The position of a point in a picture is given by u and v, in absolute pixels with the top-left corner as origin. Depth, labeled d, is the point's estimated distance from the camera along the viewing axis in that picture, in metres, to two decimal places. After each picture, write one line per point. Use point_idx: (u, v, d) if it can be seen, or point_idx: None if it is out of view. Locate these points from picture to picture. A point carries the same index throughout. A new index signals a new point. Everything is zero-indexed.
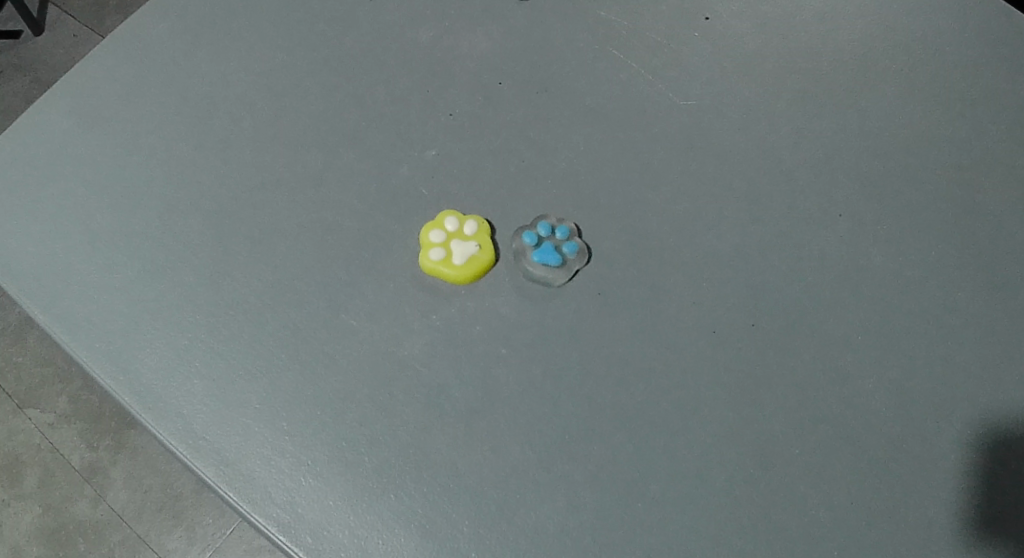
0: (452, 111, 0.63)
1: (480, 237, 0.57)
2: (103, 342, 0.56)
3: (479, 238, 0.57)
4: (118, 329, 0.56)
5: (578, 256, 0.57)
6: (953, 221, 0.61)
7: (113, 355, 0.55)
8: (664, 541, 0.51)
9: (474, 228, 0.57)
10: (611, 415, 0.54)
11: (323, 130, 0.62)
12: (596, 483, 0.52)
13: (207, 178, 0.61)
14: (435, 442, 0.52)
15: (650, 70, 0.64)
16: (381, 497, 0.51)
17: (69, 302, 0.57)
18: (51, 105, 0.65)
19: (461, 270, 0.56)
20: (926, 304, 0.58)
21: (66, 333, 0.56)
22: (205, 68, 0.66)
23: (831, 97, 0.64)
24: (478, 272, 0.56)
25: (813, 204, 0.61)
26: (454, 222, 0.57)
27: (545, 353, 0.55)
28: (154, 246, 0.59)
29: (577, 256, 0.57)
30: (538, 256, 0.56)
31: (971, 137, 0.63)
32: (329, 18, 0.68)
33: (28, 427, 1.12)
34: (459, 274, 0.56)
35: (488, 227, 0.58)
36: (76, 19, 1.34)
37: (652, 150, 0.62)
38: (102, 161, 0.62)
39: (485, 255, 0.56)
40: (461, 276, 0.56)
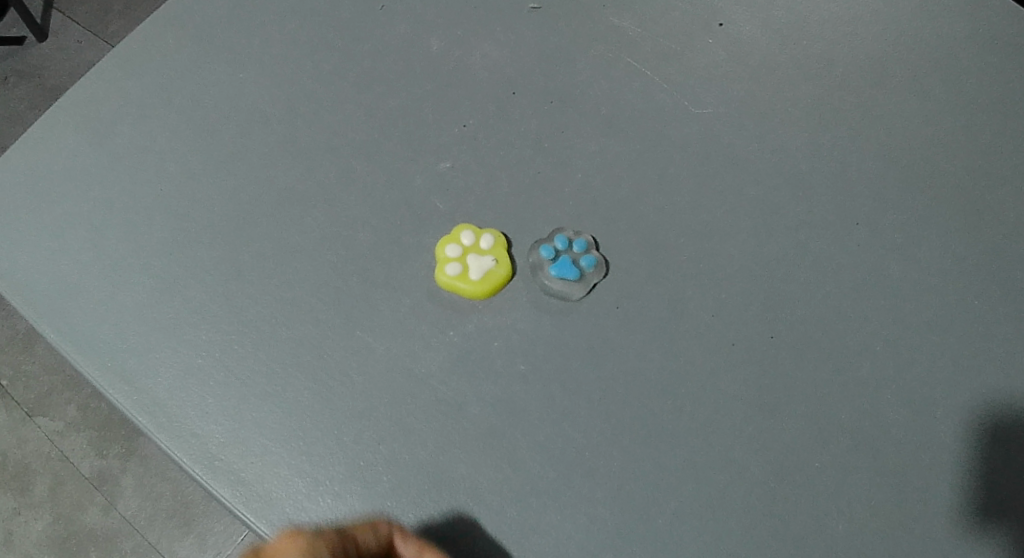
0: (464, 123, 0.62)
1: (497, 252, 0.57)
2: (116, 362, 0.56)
3: (496, 252, 0.57)
4: (131, 349, 0.56)
5: (596, 269, 0.57)
6: (975, 228, 0.60)
7: (126, 374, 0.55)
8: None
9: (490, 242, 0.57)
10: (632, 431, 0.53)
11: (334, 143, 0.62)
12: (617, 500, 0.51)
13: (218, 191, 0.61)
14: (453, 460, 0.52)
15: (663, 77, 0.64)
16: (399, 517, 0.50)
17: (80, 320, 0.57)
18: (60, 118, 0.65)
19: (479, 285, 0.55)
20: (949, 313, 0.57)
21: (78, 352, 0.56)
22: (214, 80, 0.65)
23: (848, 103, 0.63)
24: (496, 287, 0.56)
25: (832, 212, 0.60)
26: (470, 236, 0.57)
27: (564, 368, 0.54)
28: (165, 261, 0.58)
29: (594, 269, 0.57)
30: (556, 269, 0.56)
31: (992, 142, 0.62)
32: (339, 29, 0.67)
33: (38, 436, 1.12)
34: (477, 289, 0.55)
35: (504, 241, 0.57)
36: (81, 25, 1.34)
37: (667, 160, 0.61)
38: (112, 175, 0.62)
39: (503, 270, 0.56)
40: (478, 291, 0.55)
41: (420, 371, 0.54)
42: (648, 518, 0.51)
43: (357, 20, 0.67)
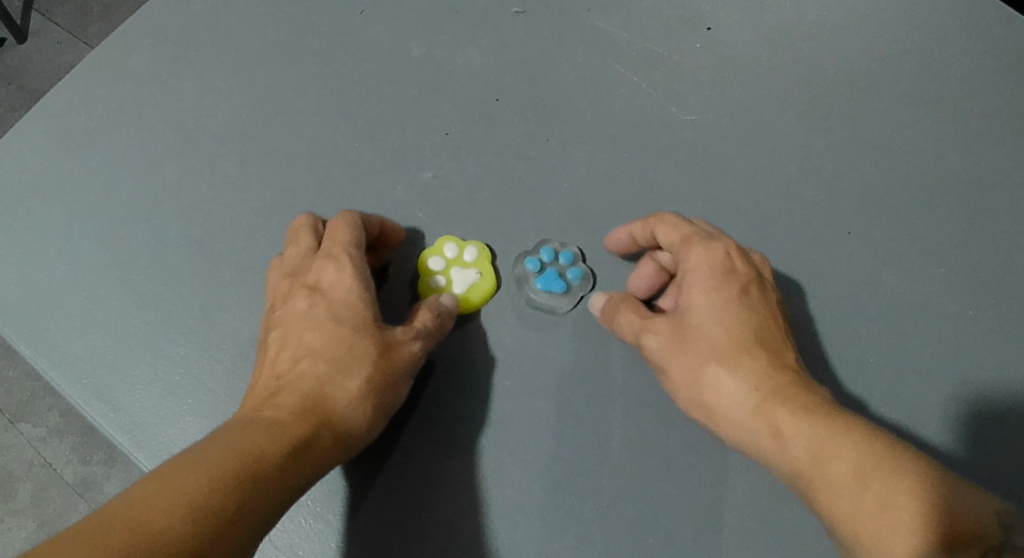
0: (448, 130, 0.61)
1: (479, 265, 0.56)
2: (93, 380, 0.56)
3: (479, 265, 0.56)
4: (109, 366, 0.56)
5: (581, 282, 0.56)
6: (965, 235, 0.59)
7: (103, 393, 0.55)
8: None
9: (474, 255, 0.57)
10: (619, 445, 0.52)
11: (316, 154, 0.61)
12: (604, 516, 0.51)
13: (197, 205, 0.61)
14: (438, 477, 0.52)
15: (650, 83, 0.63)
16: (384, 539, 0.51)
17: (58, 338, 0.57)
18: (40, 130, 0.64)
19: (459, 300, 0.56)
20: (940, 323, 0.57)
21: (55, 370, 0.56)
22: (194, 89, 0.65)
23: (836, 108, 0.62)
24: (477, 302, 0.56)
25: (820, 220, 0.59)
26: (452, 249, 0.57)
27: (550, 383, 0.54)
28: (148, 274, 0.59)
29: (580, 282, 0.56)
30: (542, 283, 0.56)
31: (984, 149, 0.61)
32: (320, 35, 0.66)
33: (20, 442, 1.10)
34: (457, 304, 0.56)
35: (488, 253, 0.57)
36: (61, 26, 1.31)
37: (654, 167, 0.60)
38: (92, 186, 0.62)
39: (484, 284, 0.56)
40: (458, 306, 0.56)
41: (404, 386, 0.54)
42: (635, 537, 0.50)
43: (339, 26, 0.66)
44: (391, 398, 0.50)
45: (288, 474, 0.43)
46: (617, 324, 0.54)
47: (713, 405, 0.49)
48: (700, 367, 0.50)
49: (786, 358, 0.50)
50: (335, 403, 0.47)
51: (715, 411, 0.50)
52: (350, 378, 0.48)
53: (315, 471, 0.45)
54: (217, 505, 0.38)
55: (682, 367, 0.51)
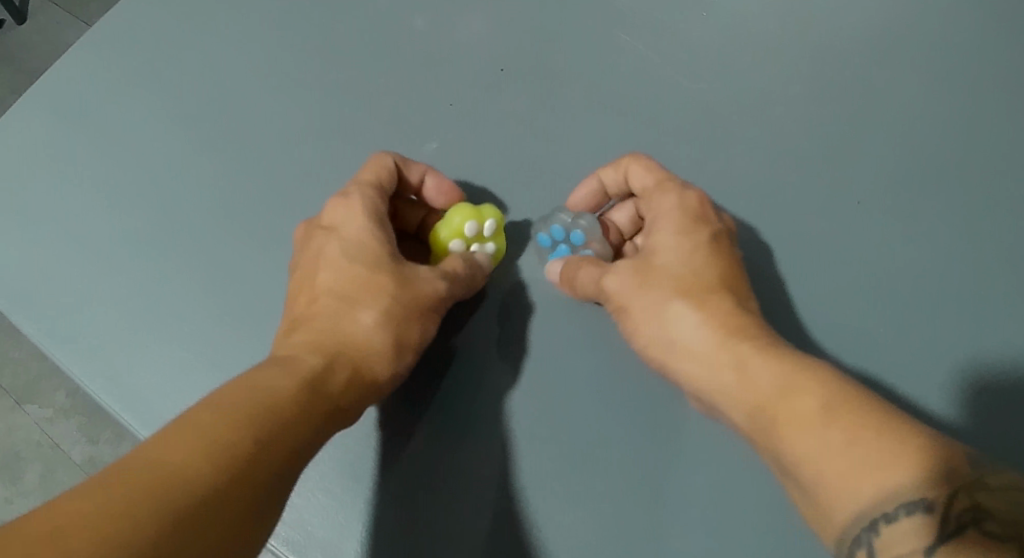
0: (452, 100, 0.62)
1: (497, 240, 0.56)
2: (96, 358, 0.56)
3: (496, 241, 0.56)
4: (112, 339, 0.56)
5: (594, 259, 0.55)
6: (989, 185, 0.56)
7: (108, 371, 0.55)
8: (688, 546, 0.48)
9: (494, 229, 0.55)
10: (624, 409, 0.52)
11: (321, 124, 0.62)
12: (610, 479, 0.50)
13: (201, 176, 0.61)
14: (441, 446, 0.52)
15: (654, 51, 0.63)
16: (388, 512, 0.51)
17: (60, 316, 0.57)
18: (47, 105, 0.65)
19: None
20: (965, 274, 0.54)
21: (58, 348, 0.56)
22: (200, 62, 0.65)
23: (844, 66, 0.61)
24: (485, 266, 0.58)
25: (831, 177, 0.57)
26: (475, 230, 0.54)
27: (555, 349, 0.54)
28: (152, 245, 0.59)
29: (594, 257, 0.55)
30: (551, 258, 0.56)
31: (1005, 99, 0.59)
32: (326, 7, 0.66)
33: (27, 423, 1.10)
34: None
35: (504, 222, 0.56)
36: (60, 6, 1.30)
37: (660, 133, 0.60)
38: (97, 160, 0.63)
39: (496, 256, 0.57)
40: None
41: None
42: (645, 501, 0.49)
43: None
44: (418, 335, 0.49)
45: (309, 404, 0.42)
46: (574, 280, 0.52)
47: (673, 352, 0.46)
48: (663, 316, 0.47)
49: (751, 304, 0.48)
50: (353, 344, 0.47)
51: (676, 363, 0.46)
52: (366, 317, 0.48)
53: (338, 404, 0.44)
54: (240, 436, 0.37)
55: (638, 314, 0.48)
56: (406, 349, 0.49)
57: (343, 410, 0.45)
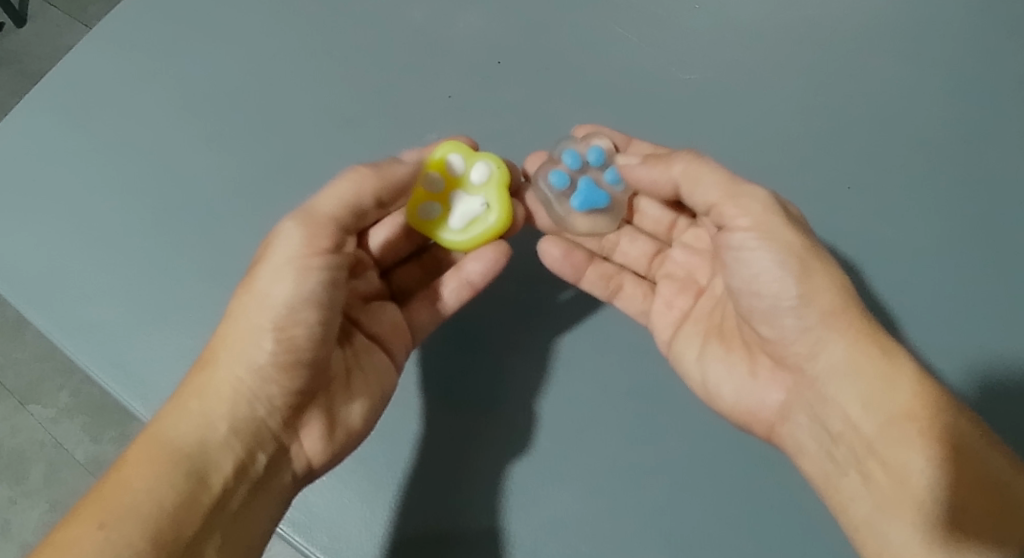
0: (451, 92, 0.67)
1: (494, 196, 0.56)
2: (129, 369, 0.60)
3: (490, 196, 0.56)
4: (133, 337, 0.61)
5: (590, 213, 0.57)
6: (947, 162, 0.63)
7: (138, 381, 0.60)
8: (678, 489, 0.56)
9: (481, 180, 0.56)
10: (618, 376, 0.59)
11: (333, 116, 0.67)
12: (607, 437, 0.57)
13: (225, 173, 0.67)
14: (453, 422, 0.58)
15: (642, 40, 0.67)
16: (394, 494, 0.56)
17: (95, 329, 0.62)
18: (79, 117, 0.71)
19: (454, 233, 0.56)
20: (924, 244, 0.60)
21: (92, 361, 0.61)
22: (219, 64, 0.71)
23: (816, 55, 0.66)
24: (479, 245, 0.56)
25: (805, 160, 0.63)
26: (459, 166, 0.57)
27: (553, 323, 0.61)
28: (181, 238, 0.65)
29: (593, 214, 0.57)
30: (557, 179, 0.56)
31: (963, 83, 0.65)
32: (337, 8, 0.72)
33: (31, 424, 1.06)
34: (447, 236, 0.56)
35: (498, 176, 0.56)
36: (59, 9, 1.31)
37: (648, 117, 0.65)
38: (132, 160, 0.69)
39: (493, 220, 0.55)
40: (450, 240, 0.56)
41: (429, 355, 0.60)
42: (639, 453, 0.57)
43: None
44: (276, 320, 0.48)
45: (160, 449, 0.45)
46: (693, 167, 0.51)
47: (818, 325, 0.49)
48: (815, 289, 0.48)
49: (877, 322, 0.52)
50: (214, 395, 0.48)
51: (822, 345, 0.49)
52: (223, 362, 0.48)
53: (204, 436, 0.47)
54: (79, 522, 0.42)
55: (775, 262, 0.48)
56: (267, 338, 0.48)
57: (218, 436, 0.47)
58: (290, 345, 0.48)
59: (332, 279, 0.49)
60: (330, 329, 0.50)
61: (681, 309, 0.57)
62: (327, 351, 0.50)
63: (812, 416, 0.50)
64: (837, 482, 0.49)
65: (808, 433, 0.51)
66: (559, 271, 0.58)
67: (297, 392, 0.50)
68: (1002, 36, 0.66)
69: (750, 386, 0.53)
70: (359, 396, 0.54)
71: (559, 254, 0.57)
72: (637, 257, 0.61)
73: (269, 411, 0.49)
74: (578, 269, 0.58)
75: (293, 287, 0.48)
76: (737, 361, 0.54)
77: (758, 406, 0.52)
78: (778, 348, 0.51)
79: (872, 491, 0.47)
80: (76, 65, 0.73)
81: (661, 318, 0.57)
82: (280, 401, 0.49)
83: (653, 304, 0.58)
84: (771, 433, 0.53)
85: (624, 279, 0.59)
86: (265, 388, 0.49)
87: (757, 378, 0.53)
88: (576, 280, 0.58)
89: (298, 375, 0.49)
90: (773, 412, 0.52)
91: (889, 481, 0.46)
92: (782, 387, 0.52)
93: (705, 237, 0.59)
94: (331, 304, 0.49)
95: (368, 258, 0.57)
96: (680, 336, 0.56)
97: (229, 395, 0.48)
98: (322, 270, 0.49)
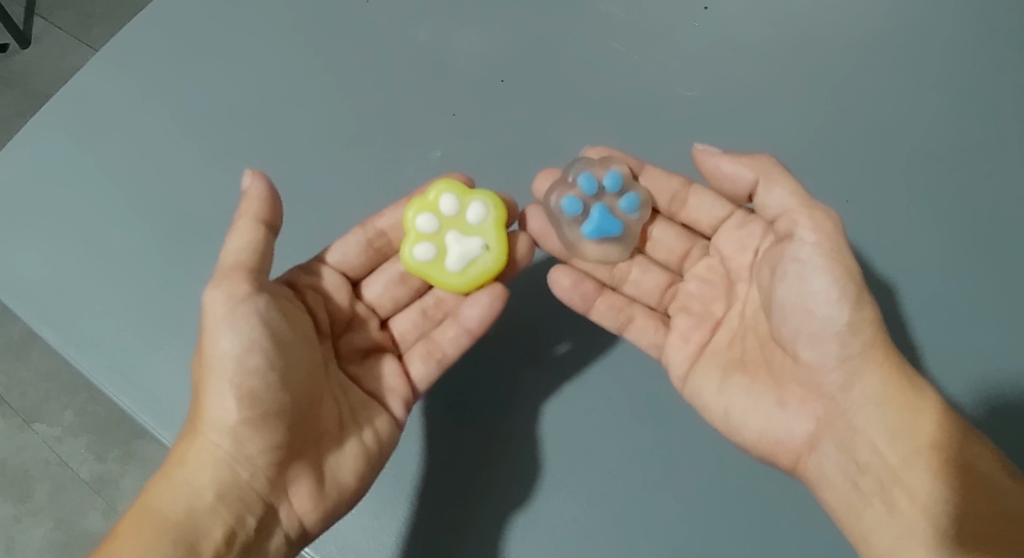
0: (456, 111, 0.67)
1: (492, 236, 0.57)
2: (143, 387, 0.61)
3: (487, 236, 0.57)
4: (145, 356, 0.62)
5: (601, 241, 0.58)
6: (951, 176, 0.63)
7: (152, 398, 0.60)
8: (684, 507, 0.56)
9: (476, 219, 0.57)
10: (624, 394, 0.59)
11: (338, 136, 0.68)
12: (615, 453, 0.58)
13: (231, 192, 0.67)
14: (461, 438, 0.59)
15: (646, 57, 0.68)
16: (403, 502, 0.58)
17: (107, 348, 0.62)
18: (86, 138, 0.72)
19: (452, 274, 0.56)
20: (928, 257, 0.60)
21: (106, 378, 0.61)
22: (225, 85, 0.72)
23: (819, 70, 0.66)
24: (478, 286, 0.57)
25: (809, 174, 0.63)
26: (453, 206, 0.57)
27: (560, 342, 0.62)
28: (187, 259, 0.65)
29: (604, 242, 0.58)
30: (570, 205, 0.57)
31: (966, 96, 0.65)
32: (342, 29, 0.72)
33: (36, 442, 1.06)
34: (446, 277, 0.56)
35: (495, 215, 0.57)
36: (64, 30, 1.32)
37: (653, 134, 0.65)
38: (138, 181, 0.69)
39: (492, 260, 0.56)
40: (448, 281, 0.56)
41: (450, 384, 0.61)
42: (645, 472, 0.57)
43: (359, 18, 0.72)
44: (233, 377, 0.47)
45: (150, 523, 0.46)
46: (775, 179, 0.51)
47: (857, 355, 0.49)
48: (861, 321, 0.49)
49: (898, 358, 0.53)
50: (194, 461, 0.48)
51: (857, 377, 0.50)
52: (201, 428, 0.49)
53: (192, 504, 0.47)
54: None
55: (835, 287, 0.48)
56: (228, 398, 0.47)
57: (205, 503, 0.47)
58: (252, 402, 0.47)
59: (269, 325, 0.48)
60: (293, 379, 0.49)
61: (698, 342, 0.56)
62: (301, 403, 0.49)
63: (841, 447, 0.50)
64: (860, 511, 0.49)
65: (835, 464, 0.51)
66: (568, 299, 0.57)
67: (277, 448, 0.49)
68: (1005, 49, 0.67)
69: (779, 416, 0.52)
70: (346, 444, 0.53)
71: (569, 283, 0.57)
72: (648, 289, 0.60)
73: (253, 472, 0.49)
74: (588, 298, 0.57)
75: (235, 341, 0.46)
76: (763, 391, 0.53)
77: (786, 437, 0.51)
78: (811, 377, 0.51)
79: (897, 520, 0.48)
80: (83, 86, 0.74)
81: (678, 350, 0.56)
82: (261, 460, 0.49)
83: (668, 337, 0.57)
84: (795, 466, 0.52)
85: (635, 310, 0.58)
86: (242, 449, 0.48)
87: (786, 408, 0.52)
88: (586, 310, 0.57)
89: (272, 432, 0.48)
90: (801, 443, 0.51)
91: (912, 507, 0.48)
92: (812, 417, 0.51)
93: (718, 268, 0.59)
94: (280, 349, 0.48)
95: (366, 308, 0.59)
96: (698, 368, 0.55)
97: (209, 459, 0.48)
98: (259, 318, 0.47)
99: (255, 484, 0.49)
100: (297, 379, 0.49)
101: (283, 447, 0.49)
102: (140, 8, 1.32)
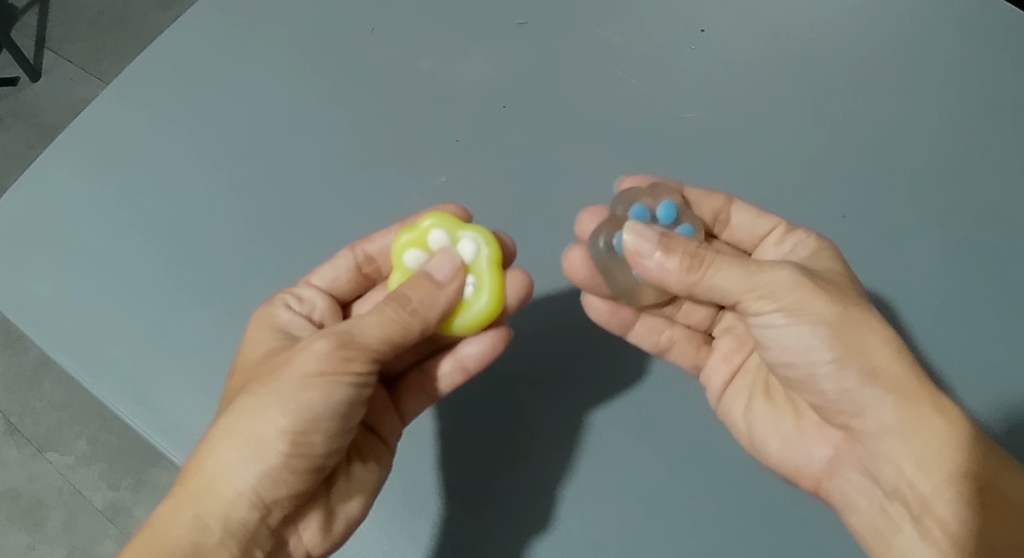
0: (458, 137, 0.68)
1: (482, 276, 0.54)
2: (154, 408, 0.61)
3: (477, 276, 0.54)
4: (157, 379, 0.63)
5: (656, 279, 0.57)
6: (950, 188, 0.64)
7: (164, 419, 0.61)
8: (695, 524, 0.56)
9: (468, 256, 0.55)
10: (632, 410, 0.60)
11: (344, 163, 0.69)
12: (624, 469, 0.58)
13: (239, 220, 0.68)
14: (471, 456, 0.59)
15: (644, 80, 0.69)
16: (414, 520, 0.58)
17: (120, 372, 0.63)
18: (96, 169, 0.73)
19: None
20: (929, 267, 0.61)
21: (119, 399, 0.62)
22: (231, 115, 0.73)
23: (817, 87, 0.67)
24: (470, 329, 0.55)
25: (807, 192, 0.64)
26: (441, 241, 0.55)
27: (567, 361, 0.62)
28: (196, 287, 0.66)
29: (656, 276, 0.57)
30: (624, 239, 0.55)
31: (964, 108, 0.66)
32: (345, 60, 0.73)
33: (49, 470, 1.07)
34: None
35: (486, 255, 0.54)
36: (72, 63, 1.35)
37: (654, 154, 0.66)
38: (148, 209, 0.70)
39: (480, 303, 0.54)
40: None
41: (456, 405, 0.61)
42: (654, 488, 0.57)
43: (363, 47, 0.74)
44: (296, 425, 0.47)
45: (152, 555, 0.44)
46: (707, 277, 0.49)
47: (856, 386, 0.49)
48: (858, 352, 0.49)
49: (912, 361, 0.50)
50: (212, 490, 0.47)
51: (866, 407, 0.49)
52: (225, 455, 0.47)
53: (199, 539, 0.46)
54: None
55: (812, 335, 0.49)
56: (280, 444, 0.47)
57: (214, 539, 0.46)
58: (303, 454, 0.48)
59: (357, 391, 0.49)
60: (341, 436, 0.50)
61: (737, 364, 0.60)
62: (336, 456, 0.51)
63: (864, 472, 0.51)
64: (891, 537, 0.50)
65: (859, 488, 0.52)
66: (606, 323, 0.59)
67: (302, 494, 0.50)
68: (999, 60, 0.67)
69: (796, 442, 0.55)
70: (359, 487, 0.54)
71: (606, 307, 0.58)
72: (696, 316, 0.64)
73: (268, 514, 0.49)
74: (626, 322, 0.59)
75: (316, 394, 0.47)
76: (782, 417, 0.56)
77: (804, 464, 0.54)
78: (825, 410, 0.52)
79: (928, 546, 0.48)
80: (92, 118, 0.75)
81: (717, 371, 0.59)
82: (282, 503, 0.49)
83: (708, 358, 0.61)
84: (818, 488, 0.54)
85: (675, 333, 0.60)
86: (267, 491, 0.48)
87: (805, 435, 0.55)
88: (623, 332, 0.59)
89: (303, 481, 0.49)
90: (820, 469, 0.53)
91: (943, 535, 0.47)
92: (830, 443, 0.53)
93: None
94: (353, 410, 0.49)
95: None
96: (730, 388, 0.59)
97: (232, 497, 0.47)
98: (351, 381, 0.48)
99: (267, 523, 0.49)
100: (345, 435, 0.50)
101: (304, 492, 0.50)
102: (148, 40, 1.35)
